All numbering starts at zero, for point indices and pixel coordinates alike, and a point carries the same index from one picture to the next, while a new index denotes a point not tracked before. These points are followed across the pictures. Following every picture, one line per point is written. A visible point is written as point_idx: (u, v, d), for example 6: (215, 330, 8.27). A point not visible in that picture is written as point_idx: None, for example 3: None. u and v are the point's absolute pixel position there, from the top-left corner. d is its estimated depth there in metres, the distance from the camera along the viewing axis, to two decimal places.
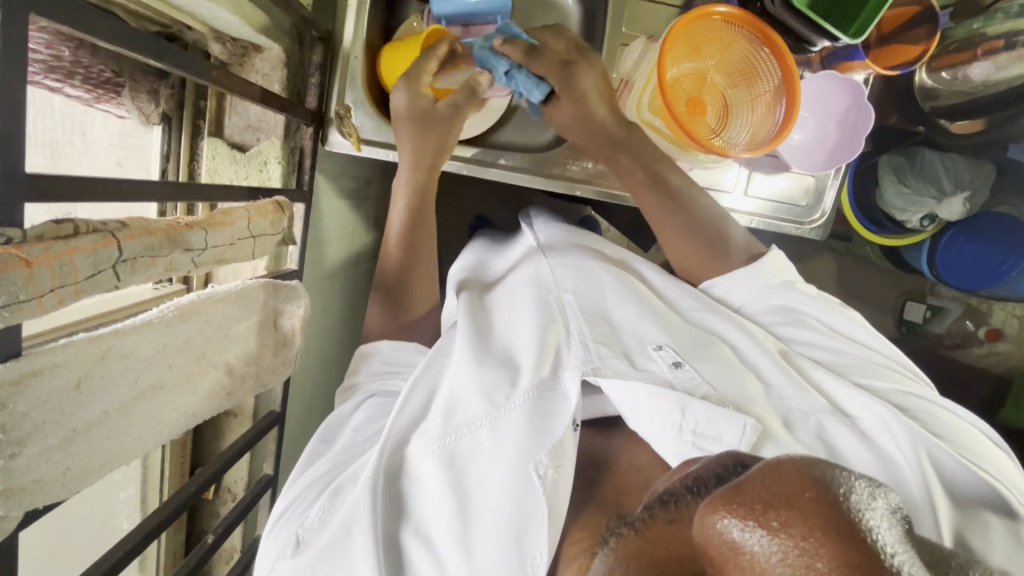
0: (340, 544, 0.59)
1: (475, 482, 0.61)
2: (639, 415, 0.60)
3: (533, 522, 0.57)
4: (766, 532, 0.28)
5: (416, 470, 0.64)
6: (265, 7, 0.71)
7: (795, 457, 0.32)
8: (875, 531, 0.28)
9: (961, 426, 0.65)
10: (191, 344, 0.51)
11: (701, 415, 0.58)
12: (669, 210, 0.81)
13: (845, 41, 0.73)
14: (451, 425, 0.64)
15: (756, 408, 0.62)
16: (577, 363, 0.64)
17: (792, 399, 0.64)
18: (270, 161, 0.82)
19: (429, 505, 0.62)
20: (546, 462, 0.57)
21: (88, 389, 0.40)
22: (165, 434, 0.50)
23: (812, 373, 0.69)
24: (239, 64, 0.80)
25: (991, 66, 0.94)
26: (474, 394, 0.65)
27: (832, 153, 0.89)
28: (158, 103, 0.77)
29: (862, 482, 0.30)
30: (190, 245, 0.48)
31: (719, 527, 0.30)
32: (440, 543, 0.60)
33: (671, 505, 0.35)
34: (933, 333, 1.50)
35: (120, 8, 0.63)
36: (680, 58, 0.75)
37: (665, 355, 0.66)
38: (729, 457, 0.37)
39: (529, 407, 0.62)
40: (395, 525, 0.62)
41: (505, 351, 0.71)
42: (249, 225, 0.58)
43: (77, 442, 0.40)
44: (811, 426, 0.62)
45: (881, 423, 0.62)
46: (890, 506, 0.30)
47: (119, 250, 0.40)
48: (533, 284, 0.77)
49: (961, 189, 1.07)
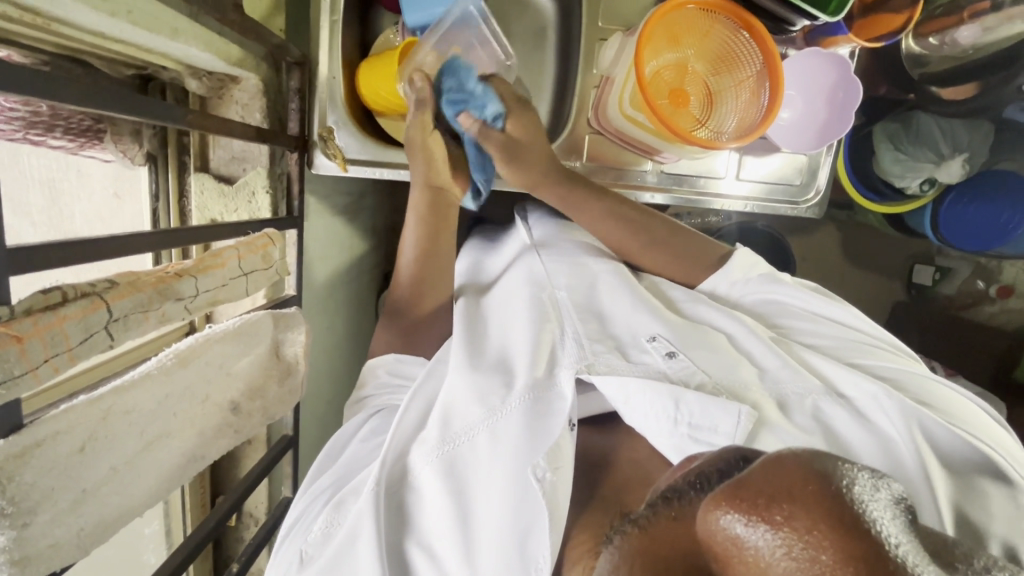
0: (347, 556, 0.60)
1: (474, 488, 0.61)
2: (634, 410, 0.59)
3: (533, 527, 0.57)
4: (769, 527, 0.28)
5: (416, 480, 0.64)
6: (237, 42, 0.71)
7: (795, 452, 0.31)
8: (876, 521, 0.27)
9: (960, 407, 0.64)
10: (193, 387, 0.52)
11: (695, 406, 0.57)
12: (635, 232, 0.83)
13: (824, 20, 0.71)
14: (449, 433, 0.64)
15: (749, 394, 0.61)
16: (571, 361, 0.65)
17: (787, 382, 0.64)
18: (257, 191, 0.82)
19: (431, 514, 0.62)
20: (543, 465, 0.57)
21: (94, 450, 0.41)
22: (175, 479, 0.51)
23: (806, 356, 0.69)
24: (217, 98, 0.79)
25: (979, 29, 0.89)
26: (471, 400, 0.65)
27: (823, 130, 0.87)
28: (142, 144, 0.77)
29: (863, 474, 0.30)
30: (181, 294, 0.48)
31: (721, 524, 0.29)
32: (443, 547, 0.60)
33: (675, 500, 0.34)
34: (943, 295, 1.50)
35: (92, 56, 0.63)
36: (659, 50, 0.74)
37: (659, 346, 0.66)
38: (729, 453, 0.36)
39: (526, 409, 0.62)
40: (399, 537, 0.63)
41: (500, 354, 0.71)
42: (240, 264, 0.58)
43: (87, 502, 0.41)
44: (806, 408, 0.62)
45: (873, 400, 0.61)
46: (892, 496, 0.30)
47: (109, 311, 0.41)
48: (525, 283, 0.78)
49: (959, 151, 1.05)
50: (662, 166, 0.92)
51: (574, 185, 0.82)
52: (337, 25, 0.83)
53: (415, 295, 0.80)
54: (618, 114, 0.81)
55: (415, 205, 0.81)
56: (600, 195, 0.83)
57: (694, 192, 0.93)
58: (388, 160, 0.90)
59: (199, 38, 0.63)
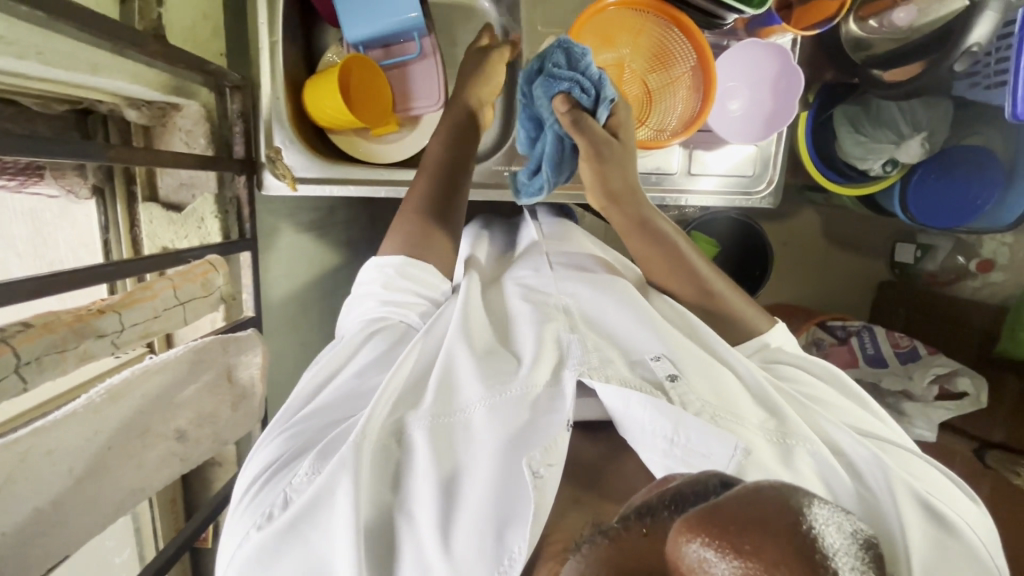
0: (324, 506, 0.54)
1: (466, 466, 0.57)
2: (631, 422, 0.58)
3: (512, 518, 0.53)
4: (735, 557, 0.29)
5: (408, 442, 0.59)
6: (172, 71, 0.72)
7: (769, 487, 0.35)
8: (833, 556, 0.30)
9: (945, 488, 0.62)
10: (129, 421, 0.53)
11: (694, 433, 0.56)
12: (683, 269, 0.77)
13: (750, 13, 0.70)
14: (449, 405, 0.61)
15: (746, 432, 0.59)
16: (575, 363, 0.63)
17: (785, 422, 0.61)
18: (206, 216, 0.83)
19: (419, 480, 0.56)
20: (538, 459, 0.55)
21: (12, 492, 0.41)
22: (115, 513, 0.52)
23: (806, 408, 0.65)
24: (161, 125, 0.80)
25: (914, 11, 0.91)
26: (474, 378, 0.63)
27: (771, 119, 0.87)
28: (87, 177, 0.77)
29: (827, 510, 0.33)
30: (103, 330, 0.48)
31: (690, 550, 0.31)
32: (424, 519, 0.54)
33: (647, 518, 0.36)
34: (927, 272, 1.49)
35: (21, 95, 0.63)
36: (592, 53, 0.75)
37: (662, 366, 0.64)
38: (707, 480, 0.40)
39: (523, 402, 0.60)
40: (380, 502, 0.56)
41: (506, 350, 0.69)
42: (176, 294, 0.59)
43: (9, 544, 0.42)
44: (801, 455, 0.58)
45: (868, 461, 0.58)
46: (853, 536, 0.32)
47: (18, 355, 0.41)
48: (524, 289, 0.75)
49: (920, 130, 1.07)
50: None
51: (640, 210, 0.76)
52: (276, 45, 0.84)
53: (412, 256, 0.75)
54: None
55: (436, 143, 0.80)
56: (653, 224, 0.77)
57: (650, 190, 0.93)
58: (339, 177, 0.89)
59: (126, 70, 0.64)
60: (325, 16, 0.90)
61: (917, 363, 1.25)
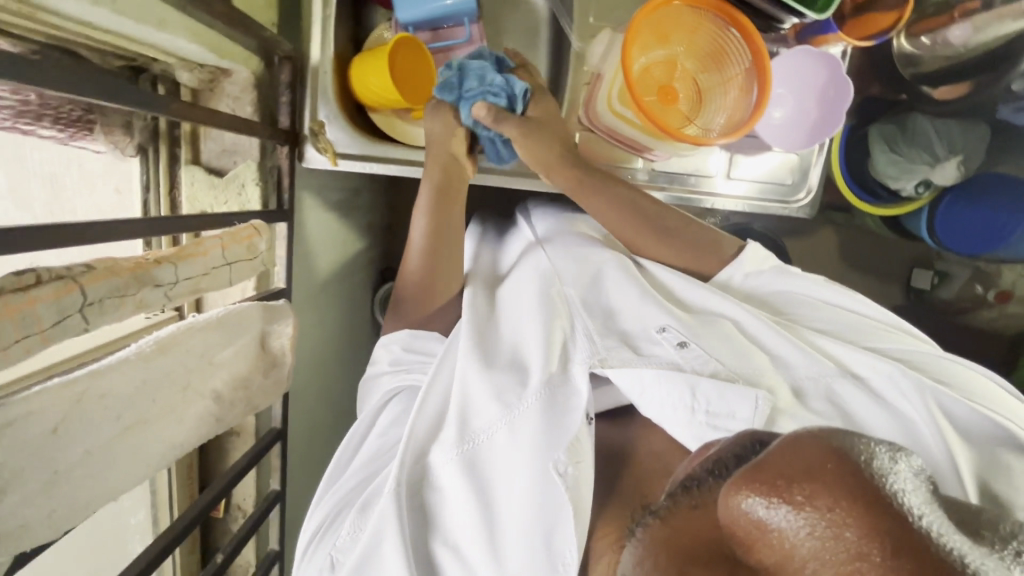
0: (373, 556, 0.60)
1: (497, 484, 0.61)
2: (650, 402, 0.62)
3: (557, 522, 0.57)
4: (791, 507, 0.27)
5: (437, 478, 0.63)
6: (228, 35, 0.72)
7: (811, 431, 0.31)
8: (900, 494, 0.27)
9: (971, 377, 0.66)
10: (173, 375, 0.52)
11: (711, 391, 0.59)
12: (657, 235, 0.80)
13: (812, 18, 0.71)
14: (467, 431, 0.63)
15: (766, 380, 0.62)
16: (585, 356, 0.65)
17: (801, 367, 0.66)
18: (247, 183, 0.83)
19: (455, 511, 0.61)
20: (564, 460, 0.58)
21: (67, 432, 0.41)
22: (153, 467, 0.52)
23: (817, 340, 0.70)
24: (209, 90, 0.80)
25: (970, 28, 0.90)
26: (487, 399, 0.64)
27: (815, 128, 0.87)
28: (132, 135, 0.77)
29: (883, 447, 0.30)
30: (159, 280, 0.48)
31: (743, 508, 0.29)
32: (470, 543, 0.60)
33: (694, 489, 0.35)
34: (943, 299, 1.46)
35: (81, 45, 0.64)
36: (648, 46, 0.74)
37: (669, 337, 0.66)
38: (747, 437, 0.37)
39: (543, 405, 0.62)
40: (422, 534, 0.62)
41: (513, 350, 0.70)
42: (224, 253, 0.59)
43: (60, 484, 0.41)
44: (821, 393, 0.64)
45: (887, 378, 0.63)
46: (913, 469, 0.29)
47: (83, 295, 0.41)
48: (536, 278, 0.75)
49: (955, 152, 1.04)
50: (654, 164, 0.92)
51: (592, 177, 0.79)
52: (329, 18, 0.83)
53: (427, 276, 0.76)
54: (607, 111, 0.81)
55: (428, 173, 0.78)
56: (613, 189, 0.79)
57: (686, 191, 0.93)
58: (379, 155, 0.90)
59: (187, 28, 0.64)
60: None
61: None
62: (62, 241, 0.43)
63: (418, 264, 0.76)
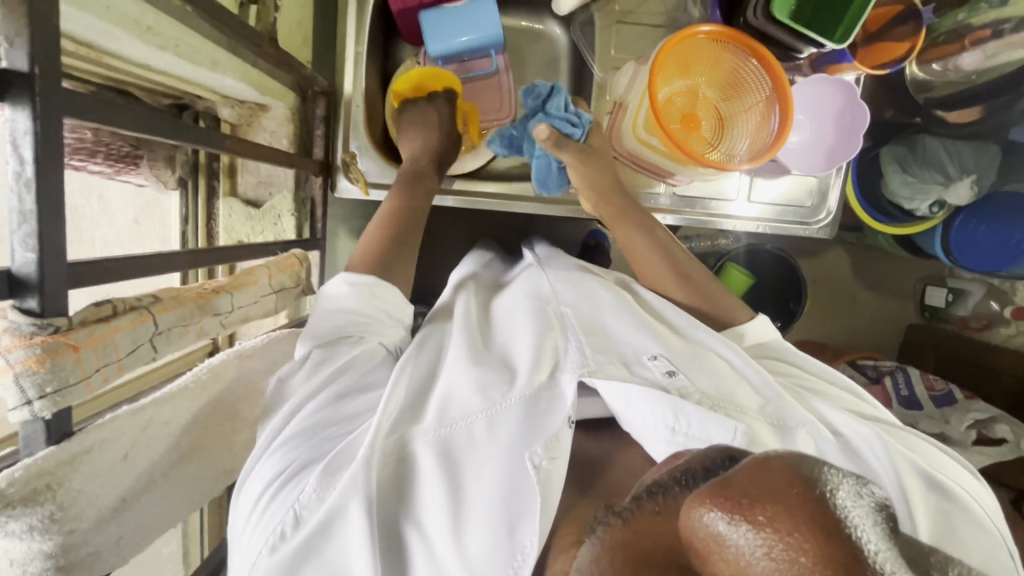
0: (336, 527, 0.47)
1: (471, 471, 0.50)
2: (631, 417, 0.54)
3: (522, 513, 0.47)
4: (751, 527, 0.24)
5: (409, 458, 0.52)
6: (268, 73, 0.75)
7: (783, 454, 0.28)
8: (857, 528, 0.24)
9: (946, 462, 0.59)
10: (225, 401, 0.53)
11: (695, 417, 0.52)
12: (665, 266, 0.77)
13: (831, 48, 0.75)
14: (446, 417, 0.54)
15: (746, 418, 0.55)
16: (574, 365, 0.57)
17: (789, 409, 0.57)
18: (283, 214, 0.86)
19: (424, 492, 0.50)
20: (541, 453, 0.49)
21: (135, 458, 0.42)
22: (205, 495, 0.52)
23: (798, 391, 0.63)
24: (246, 125, 0.84)
25: (981, 56, 0.91)
26: (470, 390, 0.56)
27: (831, 153, 0.89)
28: (175, 169, 0.81)
29: (847, 479, 0.27)
30: (218, 309, 0.50)
31: (704, 521, 0.26)
32: (437, 525, 0.49)
33: (659, 495, 0.31)
34: (958, 317, 1.45)
35: (134, 86, 0.67)
36: (671, 78, 0.77)
37: (660, 364, 0.58)
38: (721, 451, 0.33)
39: (525, 409, 0.53)
40: (389, 513, 0.51)
41: (503, 355, 0.63)
42: (271, 282, 0.60)
43: (127, 510, 0.42)
44: (805, 442, 0.55)
45: (864, 440, 0.57)
46: (876, 502, 0.26)
47: (154, 324, 0.43)
48: (527, 299, 0.71)
49: (967, 173, 1.05)
50: (675, 188, 0.94)
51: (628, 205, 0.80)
52: (360, 55, 0.85)
53: (374, 256, 0.68)
54: (631, 138, 0.84)
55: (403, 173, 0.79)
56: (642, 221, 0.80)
57: (707, 214, 0.96)
58: None
59: (235, 68, 0.67)
60: (406, 33, 0.94)
61: (954, 407, 1.21)
62: (137, 275, 0.45)
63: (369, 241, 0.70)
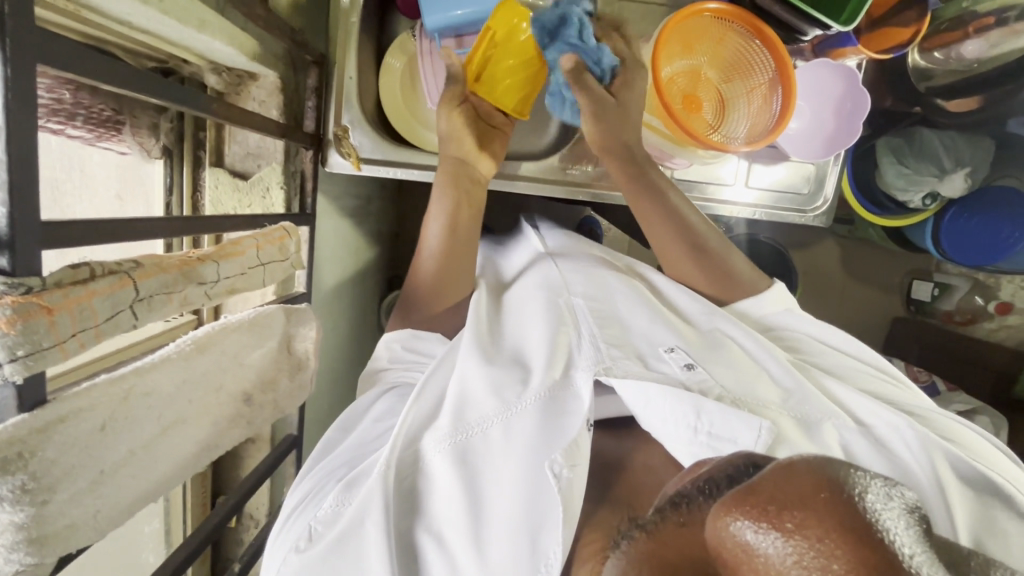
0: (354, 537, 0.53)
1: (489, 478, 0.56)
2: (652, 416, 0.56)
3: (546, 519, 0.52)
4: (780, 535, 0.26)
5: (427, 465, 0.58)
6: (259, 38, 0.72)
7: (808, 458, 0.30)
8: (889, 530, 0.25)
9: (971, 438, 0.63)
10: (209, 375, 0.51)
11: (716, 416, 0.54)
12: (684, 243, 0.77)
13: (837, 28, 0.74)
14: (463, 423, 0.58)
15: (769, 412, 0.58)
16: (588, 362, 0.60)
17: (808, 404, 0.61)
18: (272, 187, 0.82)
19: (438, 498, 0.56)
20: (561, 461, 0.52)
21: (114, 430, 0.41)
22: (185, 469, 0.51)
23: (824, 381, 0.66)
24: (235, 94, 0.80)
25: (983, 44, 0.91)
26: (485, 392, 0.60)
27: (831, 139, 0.88)
28: (159, 138, 0.78)
29: (876, 482, 0.28)
30: (203, 278, 0.48)
31: (730, 530, 0.27)
32: (454, 530, 0.54)
33: (682, 506, 0.33)
34: (942, 311, 1.47)
35: (116, 46, 0.64)
36: (673, 56, 0.76)
37: (677, 357, 0.61)
38: (741, 458, 0.35)
39: (540, 410, 0.57)
40: (407, 522, 0.56)
41: (516, 349, 0.66)
42: (259, 254, 0.58)
43: (105, 483, 0.41)
44: (828, 433, 0.59)
45: (893, 429, 0.60)
46: (906, 505, 0.27)
47: (136, 289, 0.41)
48: (540, 288, 0.72)
49: (962, 165, 1.06)
50: (673, 172, 0.93)
51: (640, 177, 0.76)
52: (354, 24, 0.84)
53: (437, 280, 0.74)
54: None
55: (440, 182, 0.78)
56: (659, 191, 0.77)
57: (702, 199, 0.94)
58: (401, 160, 0.89)
59: (224, 30, 0.64)
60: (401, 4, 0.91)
61: (937, 398, 1.23)
62: (113, 240, 0.42)
63: (429, 268, 0.75)
